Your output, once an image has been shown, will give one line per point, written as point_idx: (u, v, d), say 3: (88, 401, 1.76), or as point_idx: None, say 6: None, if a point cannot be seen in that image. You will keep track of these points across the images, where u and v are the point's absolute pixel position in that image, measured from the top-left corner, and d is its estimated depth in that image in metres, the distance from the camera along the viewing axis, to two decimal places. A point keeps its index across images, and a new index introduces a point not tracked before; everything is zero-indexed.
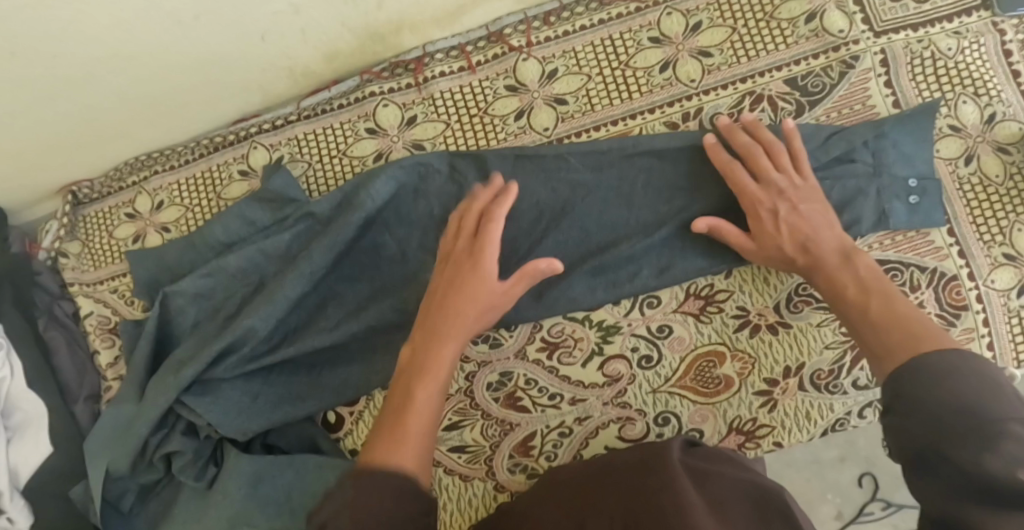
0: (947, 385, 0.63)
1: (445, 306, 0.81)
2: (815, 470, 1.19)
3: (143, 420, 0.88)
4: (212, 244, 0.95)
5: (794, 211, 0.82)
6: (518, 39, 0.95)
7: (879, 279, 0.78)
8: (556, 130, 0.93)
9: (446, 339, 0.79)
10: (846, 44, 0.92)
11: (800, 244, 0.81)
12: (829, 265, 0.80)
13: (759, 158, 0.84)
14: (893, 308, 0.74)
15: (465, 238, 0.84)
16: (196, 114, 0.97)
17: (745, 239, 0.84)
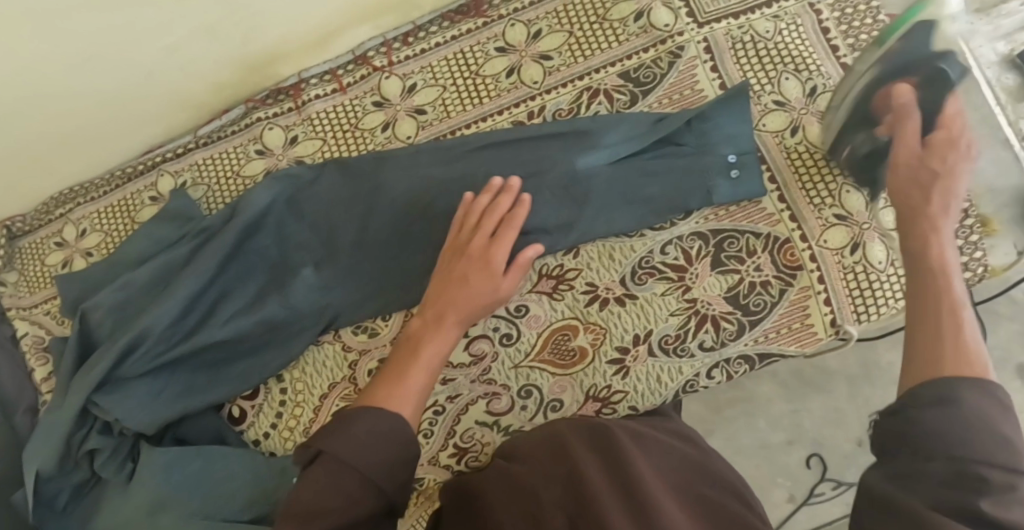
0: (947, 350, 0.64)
1: (452, 311, 0.84)
2: (764, 456, 1.21)
3: (63, 419, 0.98)
4: (123, 263, 1.06)
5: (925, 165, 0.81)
6: (380, 60, 1.05)
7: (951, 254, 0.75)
8: (417, 137, 1.03)
9: (448, 326, 0.83)
10: (672, 37, 1.00)
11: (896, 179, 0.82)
12: (912, 218, 0.79)
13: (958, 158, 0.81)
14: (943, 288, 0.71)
15: (480, 236, 0.88)
16: (108, 148, 1.08)
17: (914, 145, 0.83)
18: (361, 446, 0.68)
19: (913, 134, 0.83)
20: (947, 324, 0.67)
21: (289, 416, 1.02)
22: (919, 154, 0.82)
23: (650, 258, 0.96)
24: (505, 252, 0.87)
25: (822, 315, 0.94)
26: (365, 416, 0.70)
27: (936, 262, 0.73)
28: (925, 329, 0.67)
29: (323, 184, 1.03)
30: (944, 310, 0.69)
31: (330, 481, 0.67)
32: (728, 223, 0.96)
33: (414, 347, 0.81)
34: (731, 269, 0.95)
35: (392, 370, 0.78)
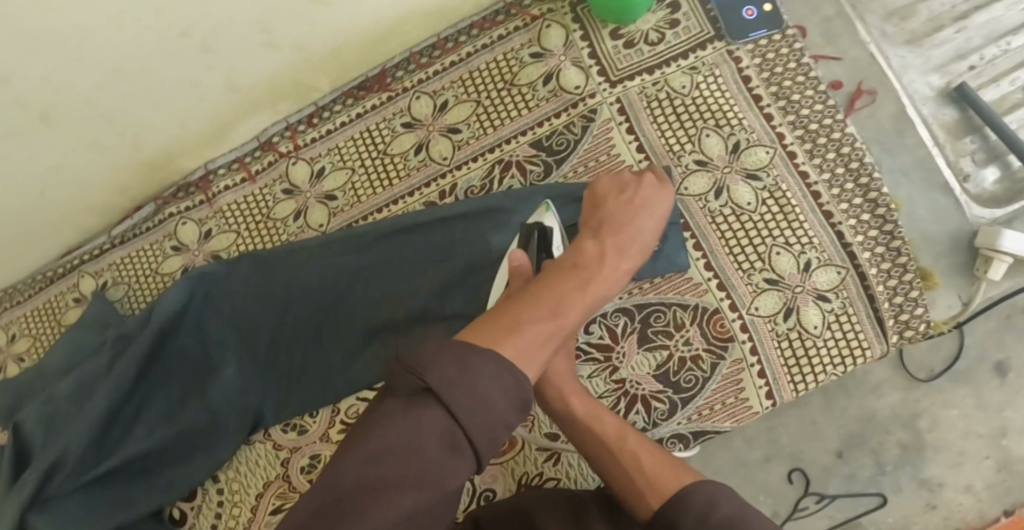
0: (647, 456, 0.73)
1: (586, 254, 0.72)
2: (741, 476, 0.99)
3: None
4: (50, 373, 1.04)
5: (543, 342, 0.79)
6: (285, 145, 1.01)
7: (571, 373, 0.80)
8: (329, 225, 0.99)
9: (598, 280, 0.70)
10: (584, 99, 0.95)
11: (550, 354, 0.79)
12: (548, 378, 0.79)
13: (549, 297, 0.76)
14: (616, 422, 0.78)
15: (646, 179, 0.81)
16: (26, 256, 1.06)
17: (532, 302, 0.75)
18: (490, 394, 0.57)
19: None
20: (646, 470, 0.71)
21: (228, 516, 1.01)
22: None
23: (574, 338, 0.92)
24: (641, 197, 0.79)
25: (756, 387, 0.90)
26: (484, 348, 0.59)
27: (582, 414, 0.78)
28: (632, 487, 0.71)
29: (236, 279, 1.00)
30: (614, 468, 0.74)
31: (488, 383, 0.57)
32: (653, 296, 0.92)
33: (555, 300, 0.65)
34: (659, 344, 0.91)
35: (525, 298, 0.65)
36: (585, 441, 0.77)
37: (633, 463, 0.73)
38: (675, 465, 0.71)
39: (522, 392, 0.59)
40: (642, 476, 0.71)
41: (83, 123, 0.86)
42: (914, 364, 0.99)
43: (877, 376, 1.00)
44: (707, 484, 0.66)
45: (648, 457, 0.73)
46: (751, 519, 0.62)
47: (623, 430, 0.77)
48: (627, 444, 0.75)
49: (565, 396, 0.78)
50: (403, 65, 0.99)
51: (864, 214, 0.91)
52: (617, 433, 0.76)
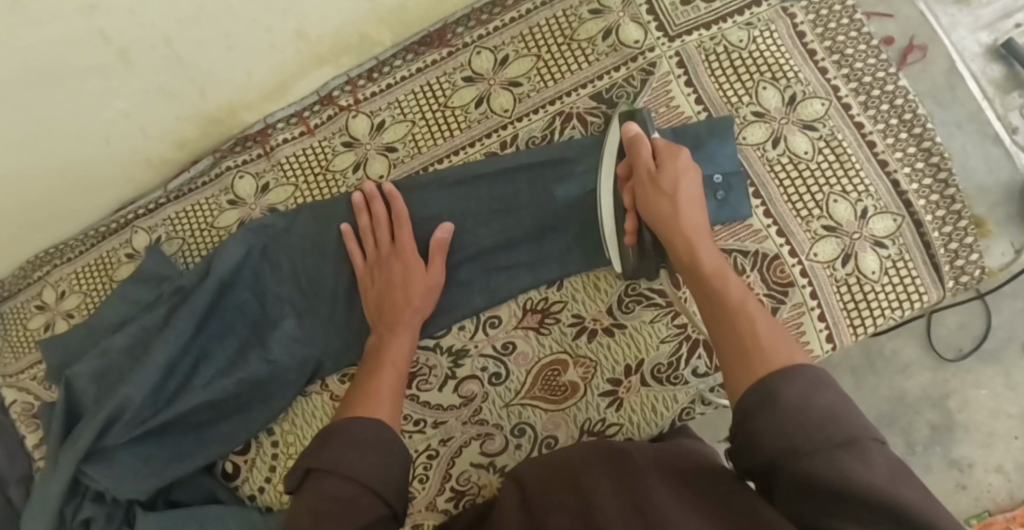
0: (764, 325, 0.73)
1: (389, 351, 0.88)
2: None
3: (50, 494, 0.98)
4: (104, 328, 1.06)
5: (652, 192, 0.86)
6: (345, 99, 1.02)
7: (694, 220, 0.85)
8: (390, 176, 1.00)
9: (384, 369, 0.85)
10: (643, 53, 0.97)
11: (668, 203, 0.85)
12: (673, 239, 0.84)
13: (662, 171, 0.86)
14: (731, 289, 0.78)
15: (377, 208, 0.96)
16: (80, 211, 1.07)
17: (649, 163, 0.87)
18: (358, 457, 0.72)
19: (681, 181, 0.86)
20: (758, 331, 0.72)
21: (283, 469, 1.02)
22: (654, 168, 0.87)
23: (636, 284, 0.94)
24: (399, 273, 0.93)
25: (817, 331, 0.92)
26: (357, 426, 0.75)
27: (710, 269, 0.81)
28: (739, 351, 0.71)
29: (295, 232, 1.01)
30: (728, 320, 0.75)
31: (360, 441, 0.73)
32: (714, 243, 0.93)
33: (350, 402, 0.81)
34: None
35: (360, 378, 0.85)
36: (709, 290, 0.79)
37: (748, 323, 0.74)
38: (785, 336, 0.72)
39: (388, 439, 0.75)
40: (752, 337, 0.72)
41: (156, 68, 0.88)
42: (942, 342, 1.11)
43: (906, 353, 1.11)
44: (807, 368, 0.66)
45: (763, 325, 0.73)
46: (849, 417, 0.62)
47: (747, 296, 0.77)
48: (749, 307, 0.76)
49: (695, 248, 0.83)
50: (463, 22, 1.02)
51: (918, 163, 0.94)
52: (739, 292, 0.78)
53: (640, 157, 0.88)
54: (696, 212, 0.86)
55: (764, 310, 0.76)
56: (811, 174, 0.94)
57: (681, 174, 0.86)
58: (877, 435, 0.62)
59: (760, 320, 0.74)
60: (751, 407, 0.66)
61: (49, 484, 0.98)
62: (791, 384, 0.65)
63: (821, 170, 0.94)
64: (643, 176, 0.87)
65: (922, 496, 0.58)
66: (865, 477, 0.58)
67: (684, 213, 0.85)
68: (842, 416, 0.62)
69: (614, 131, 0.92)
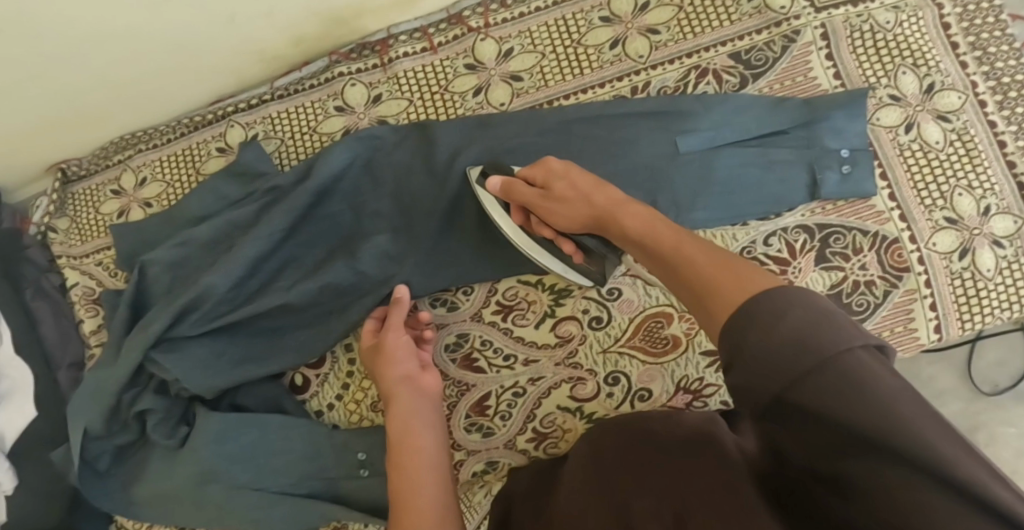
0: (704, 262, 0.63)
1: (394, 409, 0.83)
2: None
3: (115, 378, 0.94)
4: (184, 219, 1.01)
5: (562, 205, 0.84)
6: (476, 20, 1.00)
7: (608, 193, 0.81)
8: (511, 105, 0.98)
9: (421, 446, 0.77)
10: (788, 20, 0.95)
11: (584, 203, 0.82)
12: (606, 227, 0.80)
13: (552, 191, 0.84)
14: (663, 245, 0.70)
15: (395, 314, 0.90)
16: (177, 96, 1.03)
17: (535, 194, 0.85)
18: None
19: (567, 181, 0.83)
20: (701, 274, 0.62)
21: (356, 388, 0.98)
22: (540, 192, 0.85)
23: (752, 248, 0.93)
24: (391, 323, 0.89)
25: (926, 320, 0.91)
26: None
27: (639, 232, 0.74)
28: (697, 298, 0.61)
29: (404, 147, 0.98)
30: (674, 272, 0.66)
31: None
32: (835, 218, 0.92)
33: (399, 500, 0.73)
34: (836, 265, 0.92)
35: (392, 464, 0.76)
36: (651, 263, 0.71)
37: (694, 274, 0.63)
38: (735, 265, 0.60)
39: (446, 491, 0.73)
40: (699, 279, 0.62)
41: None
42: (979, 377, 1.11)
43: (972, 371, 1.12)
44: (773, 291, 0.53)
45: (705, 258, 0.64)
46: (831, 327, 0.49)
47: (677, 235, 0.69)
48: (684, 249, 0.67)
49: (620, 220, 0.78)
50: None
51: None
52: (671, 239, 0.70)
53: (524, 196, 0.86)
54: (599, 183, 0.82)
55: (704, 246, 0.66)
56: (939, 164, 0.93)
57: (561, 174, 0.84)
58: (873, 342, 0.49)
59: (699, 262, 0.64)
60: (725, 357, 0.53)
61: (103, 369, 0.97)
62: (759, 310, 0.52)
63: (950, 161, 0.93)
64: (541, 206, 0.85)
65: (953, 437, 0.45)
66: (876, 409, 0.46)
67: (597, 196, 0.81)
68: (819, 331, 0.49)
69: (482, 196, 0.90)
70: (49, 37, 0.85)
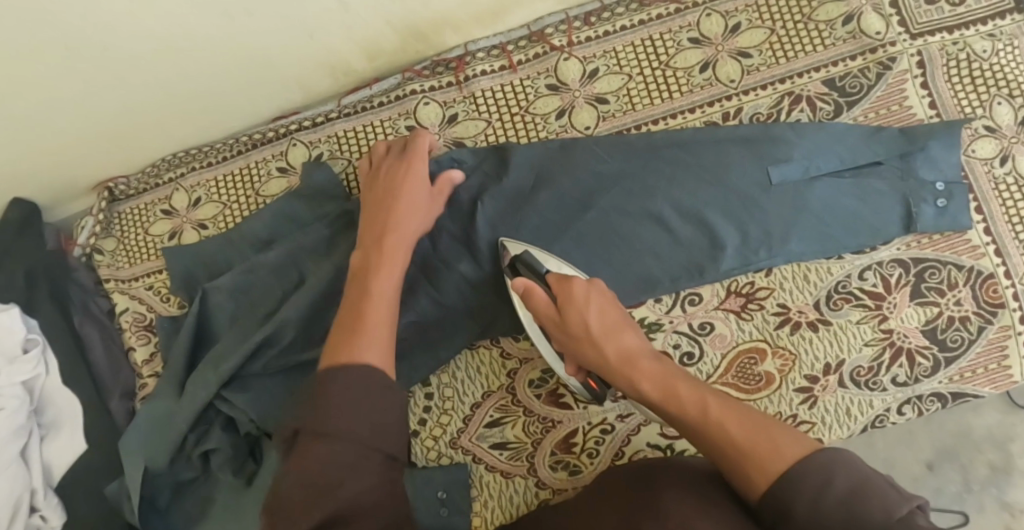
0: (734, 427, 0.66)
1: (382, 273, 0.82)
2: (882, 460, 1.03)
3: (183, 414, 0.88)
4: (246, 242, 0.96)
5: (574, 339, 0.80)
6: (559, 38, 0.96)
7: (624, 332, 0.78)
8: (597, 129, 0.94)
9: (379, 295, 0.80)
10: (883, 46, 0.93)
11: (596, 340, 0.78)
12: (609, 368, 0.77)
13: (567, 323, 0.79)
14: (680, 396, 0.71)
15: (416, 195, 0.88)
16: (238, 112, 0.96)
17: (552, 312, 0.80)
18: (355, 422, 0.68)
19: (586, 316, 0.78)
20: (734, 442, 0.65)
21: (434, 424, 0.93)
22: (556, 314, 0.80)
23: (847, 282, 0.90)
24: (412, 185, 0.88)
25: (1021, 356, 0.90)
26: (342, 412, 0.68)
27: (656, 390, 0.73)
28: (731, 461, 0.65)
29: (484, 172, 0.93)
30: (697, 431, 0.69)
31: (348, 421, 0.67)
32: (930, 252, 0.90)
33: (353, 321, 0.76)
34: (931, 301, 0.90)
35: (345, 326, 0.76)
36: (668, 417, 0.72)
37: (719, 431, 0.67)
38: (768, 428, 0.65)
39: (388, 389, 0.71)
40: (735, 449, 0.65)
41: None
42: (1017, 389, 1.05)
43: None
44: (818, 456, 0.62)
45: (736, 428, 0.66)
46: (873, 491, 0.59)
47: (700, 395, 0.70)
48: (708, 411, 0.69)
49: (634, 369, 0.75)
50: None
51: None
52: (696, 400, 0.70)
53: (541, 311, 0.81)
54: (618, 319, 0.78)
55: (735, 409, 0.68)
56: None
57: (582, 306, 0.78)
58: (909, 499, 0.59)
59: (727, 429, 0.66)
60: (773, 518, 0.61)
61: (162, 399, 0.91)
62: (807, 481, 0.61)
63: None
64: (555, 328, 0.81)
65: None
66: None
67: (609, 346, 0.77)
68: (867, 498, 0.58)
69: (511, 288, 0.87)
70: (118, 49, 0.79)
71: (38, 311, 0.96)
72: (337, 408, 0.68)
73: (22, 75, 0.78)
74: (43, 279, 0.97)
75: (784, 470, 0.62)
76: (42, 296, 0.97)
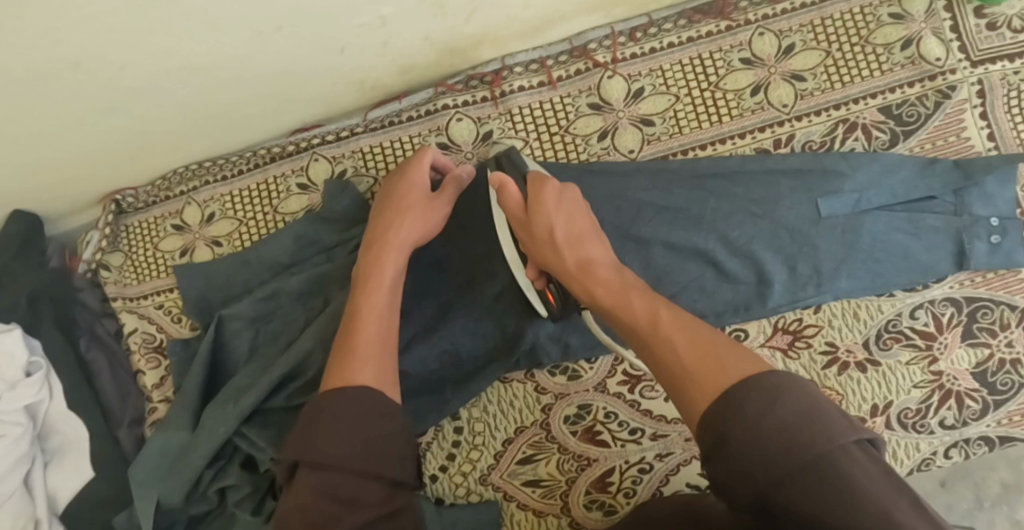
0: (683, 341, 0.60)
1: (376, 289, 0.77)
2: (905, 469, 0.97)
3: (200, 450, 0.83)
4: (265, 263, 0.90)
5: (534, 239, 0.76)
6: (603, 54, 0.90)
7: (589, 242, 0.74)
8: (641, 153, 0.90)
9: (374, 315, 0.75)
10: (943, 73, 0.88)
11: (561, 243, 0.74)
12: (566, 273, 0.73)
13: (532, 225, 0.75)
14: (633, 308, 0.66)
15: (414, 198, 0.83)
16: (256, 127, 0.90)
17: (518, 212, 0.76)
18: (360, 444, 0.65)
19: (552, 221, 0.75)
20: (680, 357, 0.59)
21: (463, 459, 0.89)
22: (522, 214, 0.76)
23: (898, 321, 0.87)
24: (420, 203, 0.83)
25: None
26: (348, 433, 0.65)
27: (612, 301, 0.68)
28: (672, 377, 0.59)
29: None
30: (643, 345, 0.63)
31: (355, 448, 0.65)
32: (983, 291, 0.87)
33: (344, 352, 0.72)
34: (983, 342, 0.87)
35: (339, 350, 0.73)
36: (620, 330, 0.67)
37: (664, 346, 0.61)
38: (715, 347, 0.58)
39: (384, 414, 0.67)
40: (677, 362, 0.59)
41: None
42: None
43: None
44: (765, 378, 0.54)
45: (684, 343, 0.60)
46: (818, 419, 0.51)
47: (654, 308, 0.65)
48: (659, 325, 0.63)
49: (593, 279, 0.71)
50: None
51: None
52: (649, 314, 0.64)
53: (507, 207, 0.77)
54: (585, 226, 0.75)
55: (690, 323, 0.62)
56: None
57: (547, 207, 0.75)
58: (860, 434, 0.51)
59: (677, 340, 0.60)
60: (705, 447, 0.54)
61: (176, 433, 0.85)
62: (747, 402, 0.53)
63: None
64: (519, 227, 0.77)
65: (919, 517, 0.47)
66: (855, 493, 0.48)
67: (571, 253, 0.73)
68: (814, 427, 0.50)
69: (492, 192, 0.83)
70: (135, 66, 0.72)
71: (41, 334, 0.90)
72: (341, 437, 0.65)
73: (31, 94, 0.72)
74: (46, 302, 0.92)
75: (726, 387, 0.54)
76: (46, 321, 0.91)
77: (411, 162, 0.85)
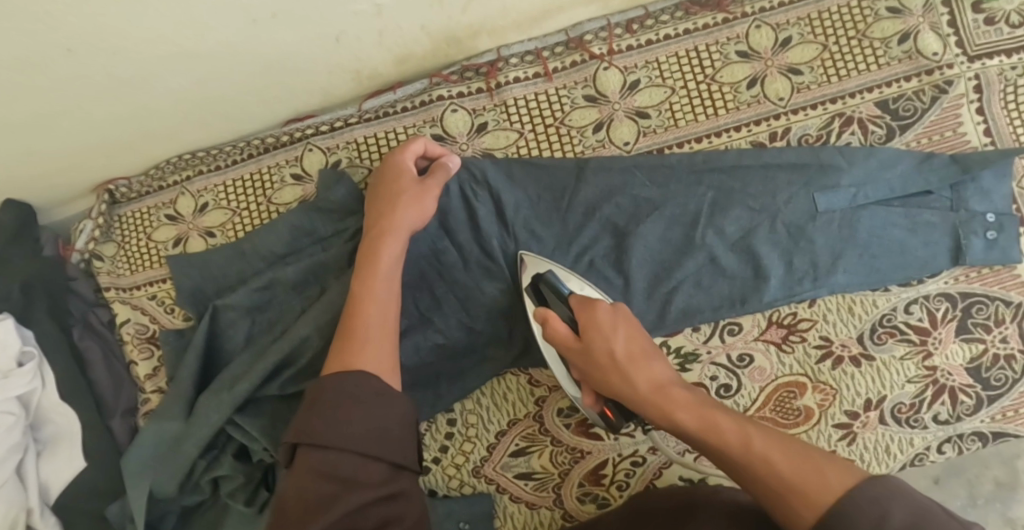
0: (780, 463, 0.61)
1: (373, 274, 0.78)
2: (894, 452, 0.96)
3: (193, 438, 0.83)
4: (258, 254, 0.89)
5: (597, 369, 0.74)
6: (599, 46, 0.90)
7: (649, 346, 0.73)
8: (636, 145, 0.89)
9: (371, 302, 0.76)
10: (940, 68, 0.88)
11: (618, 364, 0.72)
12: (640, 402, 0.71)
13: (596, 365, 0.74)
14: (719, 423, 0.66)
15: (405, 182, 0.83)
16: (252, 117, 0.89)
17: (573, 342, 0.75)
18: (358, 428, 0.64)
19: (612, 340, 0.73)
20: (783, 480, 0.60)
21: (456, 451, 0.89)
22: (575, 342, 0.75)
23: (893, 316, 0.87)
24: (409, 187, 0.82)
25: None
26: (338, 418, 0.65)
27: (694, 426, 0.67)
28: (778, 507, 0.60)
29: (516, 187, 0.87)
30: (741, 473, 0.63)
31: (351, 433, 0.64)
32: (978, 286, 0.87)
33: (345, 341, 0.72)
34: (977, 337, 0.87)
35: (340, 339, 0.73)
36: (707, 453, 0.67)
37: (766, 471, 0.61)
38: (819, 464, 0.60)
39: (382, 396, 0.67)
40: (784, 483, 0.60)
41: None
42: None
43: None
44: (883, 483, 0.57)
45: (784, 463, 0.61)
46: (933, 522, 0.54)
47: (741, 424, 0.65)
48: (750, 442, 0.64)
49: (667, 409, 0.69)
50: None
51: None
52: (737, 434, 0.64)
53: (559, 341, 0.76)
54: (642, 336, 0.74)
55: (778, 439, 0.63)
56: None
57: (605, 331, 0.74)
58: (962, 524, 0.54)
59: (771, 472, 0.61)
60: None
61: (168, 422, 0.86)
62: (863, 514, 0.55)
63: None
64: (573, 356, 0.76)
65: None
66: None
67: (641, 380, 0.71)
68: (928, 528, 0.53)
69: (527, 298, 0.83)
70: (130, 52, 0.72)
71: (34, 323, 0.89)
72: (336, 422, 0.64)
73: (25, 81, 0.71)
74: (39, 292, 0.91)
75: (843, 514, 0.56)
76: (39, 311, 0.90)
77: (398, 149, 0.85)
